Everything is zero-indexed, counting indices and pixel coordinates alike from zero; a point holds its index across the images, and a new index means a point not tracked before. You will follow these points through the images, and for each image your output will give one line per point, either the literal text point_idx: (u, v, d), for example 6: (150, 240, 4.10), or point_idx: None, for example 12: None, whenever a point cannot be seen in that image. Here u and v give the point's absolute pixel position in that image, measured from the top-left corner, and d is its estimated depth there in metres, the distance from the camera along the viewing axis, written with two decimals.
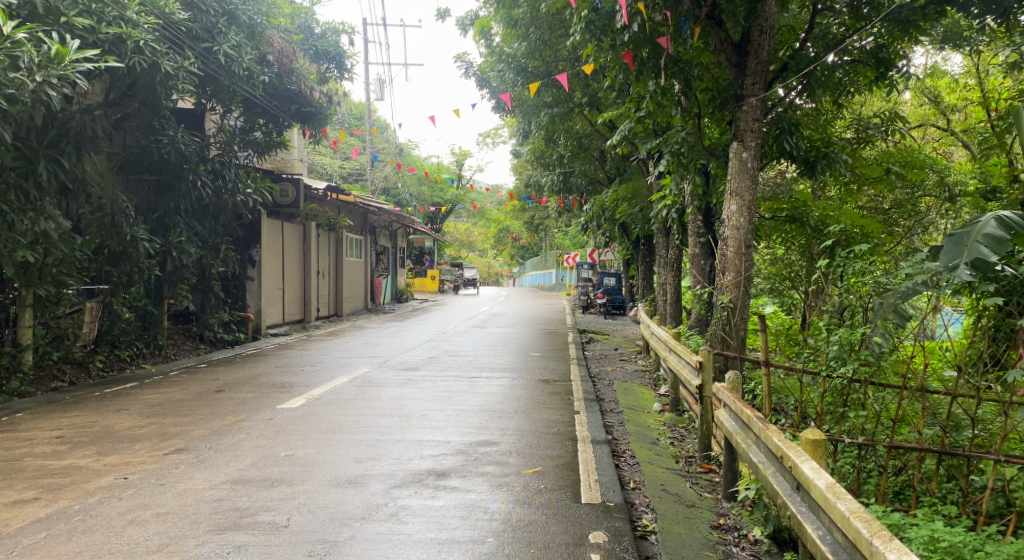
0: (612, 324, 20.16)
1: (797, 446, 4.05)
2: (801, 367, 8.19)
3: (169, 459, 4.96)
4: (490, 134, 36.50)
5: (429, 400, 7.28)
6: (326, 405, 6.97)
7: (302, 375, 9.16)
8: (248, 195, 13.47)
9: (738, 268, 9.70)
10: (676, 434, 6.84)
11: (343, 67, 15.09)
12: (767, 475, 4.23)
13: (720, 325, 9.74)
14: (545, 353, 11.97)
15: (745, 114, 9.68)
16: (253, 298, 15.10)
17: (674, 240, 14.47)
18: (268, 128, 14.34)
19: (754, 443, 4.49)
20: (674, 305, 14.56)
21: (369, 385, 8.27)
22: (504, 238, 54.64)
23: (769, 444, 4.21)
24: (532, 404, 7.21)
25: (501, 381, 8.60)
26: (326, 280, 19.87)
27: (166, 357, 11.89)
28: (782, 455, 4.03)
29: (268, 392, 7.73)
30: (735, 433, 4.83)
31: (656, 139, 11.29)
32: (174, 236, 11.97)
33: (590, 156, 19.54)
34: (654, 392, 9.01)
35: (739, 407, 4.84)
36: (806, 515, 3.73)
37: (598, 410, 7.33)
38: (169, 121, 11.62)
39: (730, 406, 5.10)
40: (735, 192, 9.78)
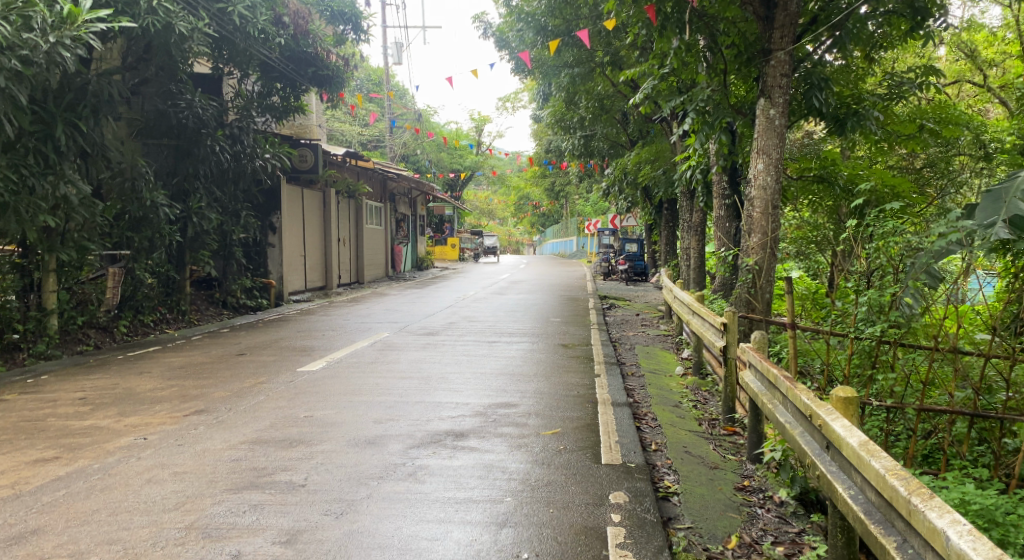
0: (635, 289, 20.01)
1: (827, 405, 3.91)
2: (829, 330, 8.04)
3: (188, 420, 4.93)
4: (511, 98, 36.19)
5: (449, 363, 7.22)
6: (347, 368, 6.94)
7: (322, 340, 9.14)
8: (266, 159, 13.44)
9: (764, 230, 9.54)
10: (699, 397, 6.74)
11: (359, 29, 14.95)
12: (795, 436, 4.11)
13: (745, 288, 9.61)
14: (566, 317, 11.89)
15: (773, 70, 9.48)
16: (275, 264, 15.12)
17: (698, 204, 14.26)
18: (285, 92, 14.38)
19: (782, 403, 4.37)
20: (698, 269, 14.37)
21: (390, 348, 8.24)
22: (525, 204, 54.41)
23: (798, 404, 4.08)
24: (552, 367, 7.13)
25: (522, 345, 8.54)
26: (347, 247, 19.86)
27: (189, 322, 11.95)
28: (811, 414, 3.91)
29: (288, 356, 7.72)
30: (760, 394, 4.72)
31: (679, 97, 11.07)
32: (194, 202, 11.98)
33: (612, 118, 19.30)
34: (677, 356, 8.91)
35: (765, 367, 4.72)
36: (837, 475, 3.60)
37: (620, 373, 7.25)
38: (186, 85, 11.66)
39: (756, 366, 4.98)
40: (762, 150, 9.59)
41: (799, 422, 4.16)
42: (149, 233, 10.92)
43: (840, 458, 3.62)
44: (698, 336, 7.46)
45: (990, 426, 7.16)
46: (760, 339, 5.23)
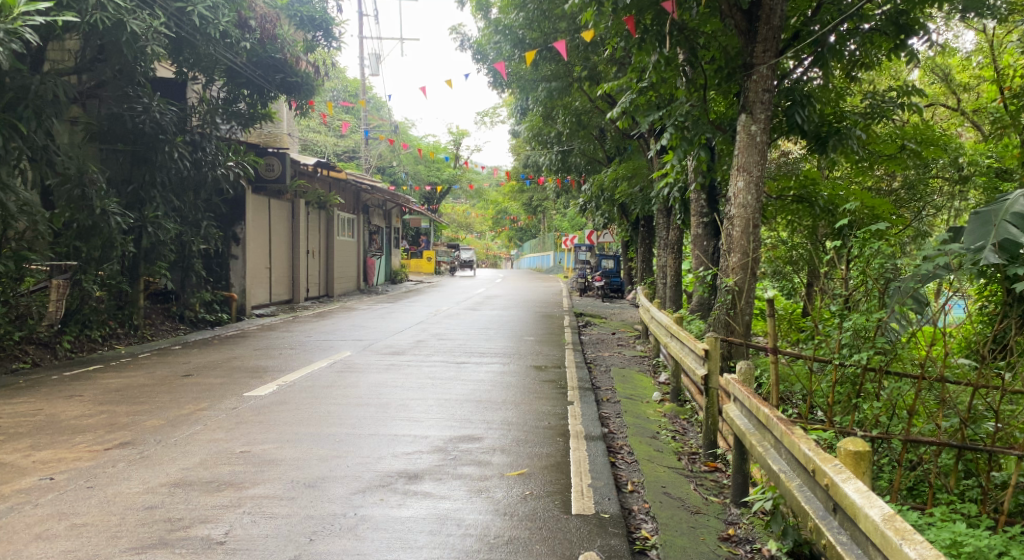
0: (610, 307, 19.62)
1: (835, 459, 3.47)
2: (810, 355, 7.63)
3: (108, 455, 4.40)
4: (489, 112, 35.92)
5: (411, 388, 6.71)
6: (299, 392, 6.42)
7: (278, 359, 8.60)
8: (229, 167, 12.92)
9: (743, 250, 9.18)
10: (678, 428, 6.30)
11: (332, 35, 14.25)
12: (792, 489, 3.66)
13: (725, 310, 9.23)
14: (539, 337, 11.43)
15: (754, 84, 9.13)
16: (237, 277, 14.51)
17: (676, 222, 13.89)
18: (252, 99, 13.91)
19: (776, 448, 3.92)
20: (674, 288, 14.00)
21: (349, 370, 7.71)
22: (501, 218, 54.01)
23: (798, 454, 3.64)
24: (522, 394, 6.66)
25: (491, 367, 8.05)
26: (315, 259, 19.28)
27: (141, 338, 11.33)
28: (815, 469, 3.45)
29: (238, 378, 7.16)
30: (748, 434, 4.27)
31: (658, 111, 10.74)
32: (150, 210, 11.36)
33: (590, 134, 18.98)
34: (653, 380, 8.47)
35: (755, 404, 4.28)
36: (848, 546, 3.14)
37: (593, 400, 6.79)
38: (145, 88, 11.15)
39: (741, 401, 4.54)
40: (743, 167, 9.23)
41: (796, 473, 3.72)
42: (99, 243, 10.28)
43: (851, 525, 3.17)
44: (676, 361, 7.04)
45: (978, 458, 6.74)
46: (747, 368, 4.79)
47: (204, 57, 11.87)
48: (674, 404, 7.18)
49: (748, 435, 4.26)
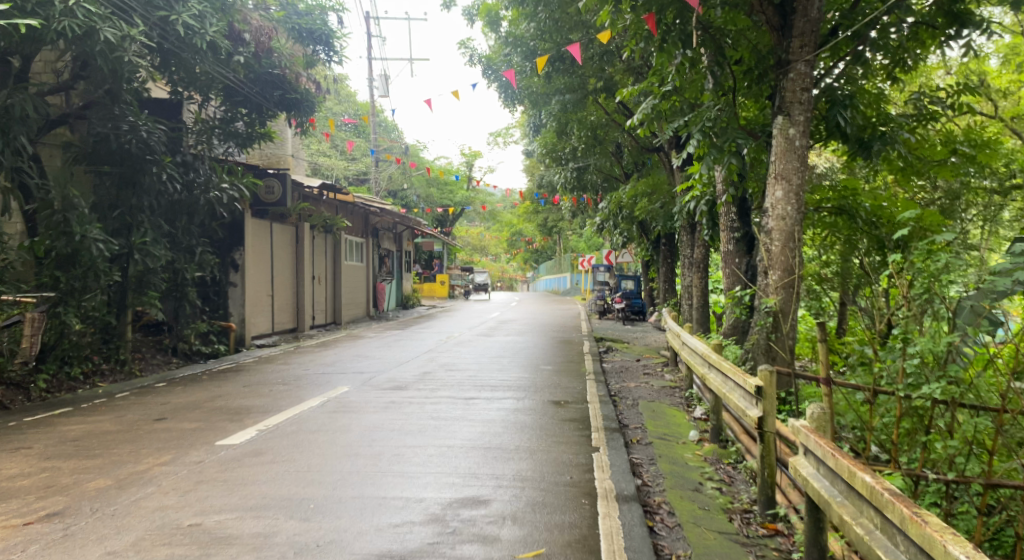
0: (631, 330, 18.68)
1: None
2: (870, 385, 6.73)
3: (25, 535, 3.59)
4: (501, 134, 35.37)
5: (410, 431, 5.85)
6: (281, 439, 5.58)
7: (268, 396, 7.76)
8: (224, 189, 12.07)
9: (783, 266, 8.32)
10: (725, 478, 5.43)
11: (332, 48, 13.49)
12: None
13: (765, 333, 8.36)
14: (558, 365, 10.56)
15: (791, 83, 8.34)
16: (237, 305, 13.73)
17: (701, 238, 13.03)
18: (251, 118, 13.20)
19: (886, 534, 3.17)
20: (701, 309, 13.13)
21: (345, 409, 6.89)
22: (517, 241, 53.28)
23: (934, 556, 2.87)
24: (538, 437, 5.79)
25: (505, 404, 7.18)
26: (322, 285, 18.52)
27: (129, 373, 10.55)
28: None
29: (216, 422, 6.33)
30: (836, 504, 3.53)
31: (682, 119, 9.93)
32: (137, 236, 10.52)
33: (606, 149, 18.23)
34: (688, 415, 7.58)
35: (844, 466, 3.53)
36: None
37: (623, 444, 5.91)
38: (131, 106, 10.37)
39: (818, 455, 3.79)
40: (780, 174, 8.38)
41: None
42: (81, 272, 9.54)
43: None
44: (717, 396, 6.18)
45: None
46: (819, 413, 4.02)
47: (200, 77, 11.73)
48: (716, 446, 6.30)
49: (835, 506, 3.51)
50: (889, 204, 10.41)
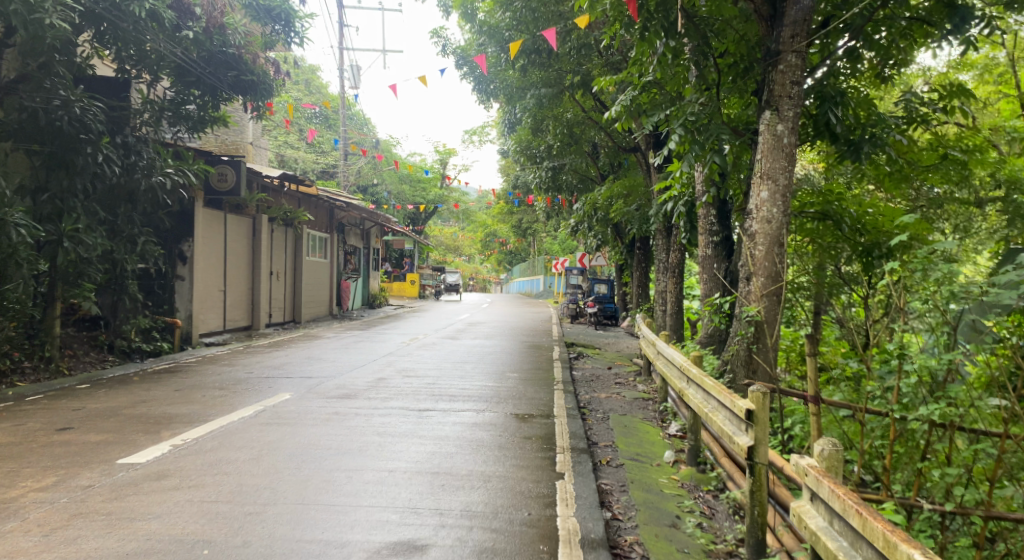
0: (603, 336, 18.03)
1: None
2: (861, 404, 6.08)
3: None
4: (477, 132, 34.68)
5: (349, 450, 5.12)
6: (194, 457, 4.83)
7: (198, 404, 6.97)
8: (167, 174, 11.11)
9: (767, 272, 7.69)
10: (705, 510, 4.78)
11: (293, 28, 12.62)
12: None
13: (746, 344, 7.74)
14: (523, 372, 9.85)
15: (780, 76, 7.69)
16: (183, 300, 12.85)
17: (678, 241, 12.39)
18: (204, 100, 12.42)
19: None
20: (675, 316, 12.52)
21: (280, 420, 6.14)
22: (490, 242, 52.51)
23: None
24: (495, 460, 5.10)
25: (461, 417, 6.47)
26: (280, 281, 17.65)
27: (54, 372, 9.69)
28: None
29: (128, 434, 5.56)
30: None
31: (662, 113, 9.28)
32: (68, 223, 9.60)
33: (581, 149, 17.60)
34: (662, 432, 6.94)
35: (873, 528, 3.07)
36: None
37: (591, 468, 5.23)
38: (64, 80, 9.51)
39: (835, 506, 3.34)
40: (766, 174, 7.75)
41: None
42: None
43: None
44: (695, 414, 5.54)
45: None
46: (831, 451, 3.52)
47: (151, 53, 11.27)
48: (693, 470, 5.66)
49: None
50: (873, 211, 9.82)
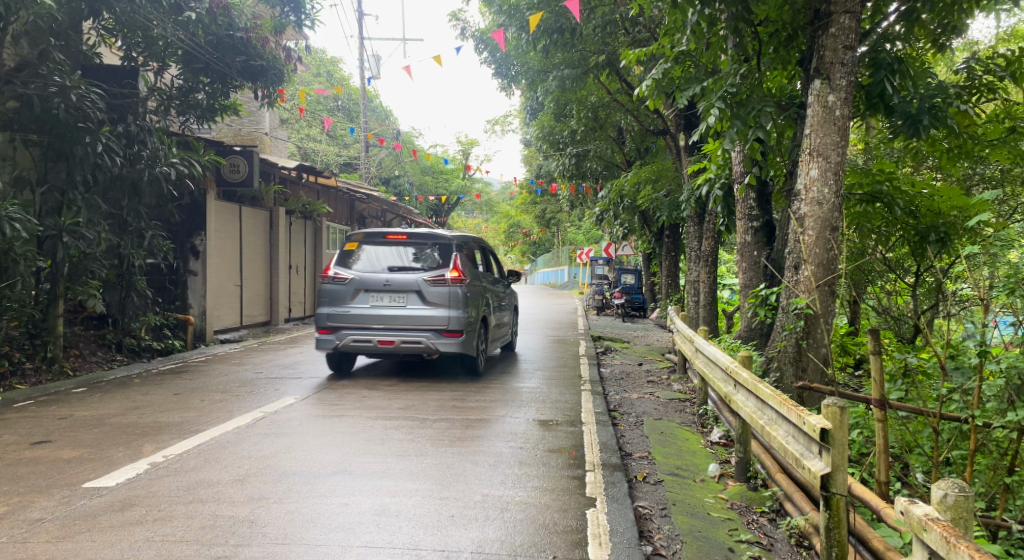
0: (632, 328, 17.29)
1: None
2: (931, 410, 5.35)
3: None
4: (500, 120, 34.01)
5: (350, 471, 4.51)
6: (175, 479, 4.26)
7: (195, 409, 6.39)
8: (172, 164, 10.43)
9: (818, 259, 7.00)
10: (762, 536, 4.17)
11: (303, 10, 11.92)
12: None
13: (794, 339, 7.08)
14: (549, 371, 9.18)
15: (831, 41, 6.96)
16: (196, 297, 12.33)
17: (711, 227, 11.64)
18: (213, 88, 11.92)
19: None
20: (708, 307, 11.78)
21: (280, 430, 5.54)
22: (515, 232, 51.81)
23: None
24: (516, 483, 4.46)
25: (480, 427, 5.84)
26: (299, 275, 17.13)
27: (56, 373, 9.19)
28: None
29: (108, 448, 4.99)
30: None
31: (697, 87, 8.53)
32: (67, 217, 9.17)
33: (608, 133, 16.84)
34: (704, 440, 6.29)
35: None
36: None
37: (626, 489, 4.59)
38: (60, 66, 8.98)
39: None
40: (816, 150, 7.07)
41: None
42: None
43: None
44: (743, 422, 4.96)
45: None
46: (955, 501, 3.08)
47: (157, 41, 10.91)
48: (743, 487, 5.03)
49: None
50: (929, 191, 8.95)
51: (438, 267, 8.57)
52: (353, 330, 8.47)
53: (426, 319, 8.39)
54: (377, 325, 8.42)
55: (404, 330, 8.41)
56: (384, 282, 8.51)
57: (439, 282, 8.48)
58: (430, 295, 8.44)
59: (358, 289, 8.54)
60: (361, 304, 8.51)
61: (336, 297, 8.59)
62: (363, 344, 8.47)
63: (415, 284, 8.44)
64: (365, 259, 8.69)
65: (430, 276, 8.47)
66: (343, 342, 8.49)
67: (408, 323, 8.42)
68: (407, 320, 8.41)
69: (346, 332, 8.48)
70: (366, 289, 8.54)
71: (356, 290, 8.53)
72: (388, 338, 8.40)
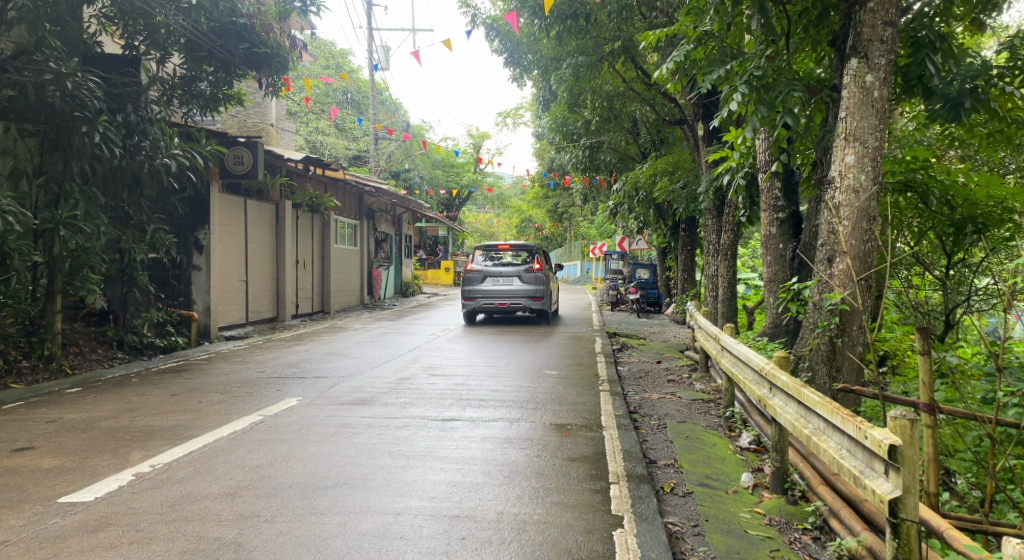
0: (647, 324, 16.86)
1: None
2: (980, 415, 4.95)
3: None
4: (511, 114, 33.60)
5: (353, 483, 4.14)
6: (161, 494, 3.89)
7: (190, 411, 6.03)
8: (173, 155, 9.94)
9: (854, 250, 6.64)
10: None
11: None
12: None
13: (828, 336, 6.65)
14: (565, 370, 8.79)
15: (870, 16, 6.66)
16: (200, 292, 11.99)
17: (732, 219, 11.18)
18: (217, 77, 11.58)
19: None
20: (728, 303, 11.34)
21: (279, 435, 5.17)
22: (526, 227, 51.38)
23: None
24: (535, 497, 4.07)
25: (494, 432, 5.46)
26: (307, 270, 16.78)
27: (53, 371, 8.84)
28: None
29: (93, 456, 4.62)
30: None
31: (721, 69, 8.08)
32: (65, 210, 8.79)
33: (622, 124, 16.40)
34: (733, 445, 5.90)
35: None
36: None
37: (655, 505, 4.20)
38: (56, 50, 8.61)
39: None
40: (852, 134, 6.71)
41: None
42: None
43: None
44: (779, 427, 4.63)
45: None
46: None
47: (157, 28, 10.58)
48: (781, 500, 4.62)
49: None
50: (966, 179, 8.31)
51: (528, 263, 14.80)
52: (484, 299, 14.71)
53: (526, 292, 14.63)
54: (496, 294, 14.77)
55: (516, 298, 14.63)
56: (498, 271, 14.75)
57: (532, 271, 14.74)
58: (526, 277, 14.67)
59: (485, 276, 14.74)
60: (487, 284, 14.75)
61: (471, 281, 14.80)
62: (489, 305, 14.73)
63: (517, 272, 14.65)
64: (484, 259, 14.98)
65: (528, 268, 14.71)
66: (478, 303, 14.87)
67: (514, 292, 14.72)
68: (517, 292, 14.63)
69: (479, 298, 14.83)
70: (489, 276, 14.73)
71: (484, 276, 14.72)
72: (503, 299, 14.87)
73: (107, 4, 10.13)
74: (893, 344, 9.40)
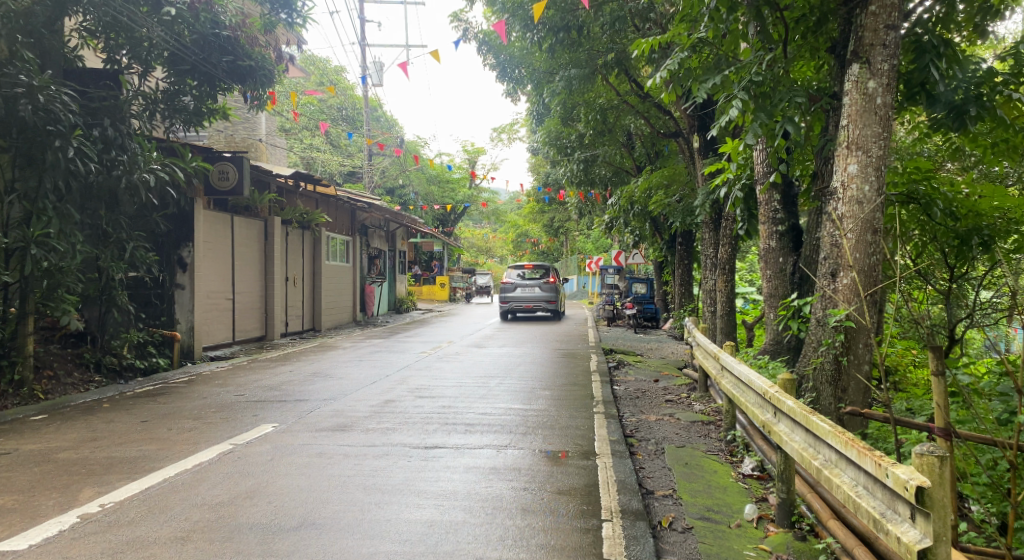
0: (644, 340, 16.52)
1: None
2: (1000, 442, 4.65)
3: None
4: (505, 129, 33.42)
5: (321, 526, 3.80)
6: (106, 542, 3.54)
7: (157, 440, 5.66)
8: (151, 170, 9.68)
9: (859, 264, 6.33)
10: None
11: (293, 8, 11.30)
12: None
13: (833, 355, 6.31)
14: (558, 390, 8.46)
15: (871, 19, 6.36)
16: (184, 311, 11.63)
17: (730, 232, 10.87)
18: (200, 91, 11.29)
19: None
20: (727, 318, 11.02)
21: (247, 468, 4.81)
22: (522, 243, 51.10)
23: None
24: (517, 540, 3.73)
25: (481, 461, 5.11)
26: (297, 288, 16.45)
27: (25, 396, 8.47)
28: None
29: (41, 493, 4.26)
30: None
31: (717, 77, 7.79)
32: (37, 228, 8.40)
33: (617, 137, 16.12)
34: (734, 471, 5.56)
35: None
36: None
37: (651, 545, 3.85)
38: (28, 62, 8.27)
39: None
40: (855, 143, 6.42)
41: None
42: None
43: None
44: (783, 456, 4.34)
45: None
46: None
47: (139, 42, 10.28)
48: (788, 535, 4.27)
49: None
50: (969, 191, 8.09)
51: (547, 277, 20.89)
52: (516, 302, 20.69)
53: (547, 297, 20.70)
54: (523, 298, 20.94)
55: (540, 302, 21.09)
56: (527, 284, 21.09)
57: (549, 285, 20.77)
58: (546, 287, 20.98)
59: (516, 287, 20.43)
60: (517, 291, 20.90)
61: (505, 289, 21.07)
62: (518, 306, 21.01)
63: (539, 283, 20.89)
64: (514, 275, 21.21)
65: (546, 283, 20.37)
66: (510, 304, 21.00)
67: (537, 297, 20.90)
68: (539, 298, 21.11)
69: (511, 301, 20.90)
70: (520, 286, 20.96)
71: (515, 286, 20.78)
72: (528, 302, 21.22)
73: (88, 17, 9.83)
74: (896, 359, 9.08)
